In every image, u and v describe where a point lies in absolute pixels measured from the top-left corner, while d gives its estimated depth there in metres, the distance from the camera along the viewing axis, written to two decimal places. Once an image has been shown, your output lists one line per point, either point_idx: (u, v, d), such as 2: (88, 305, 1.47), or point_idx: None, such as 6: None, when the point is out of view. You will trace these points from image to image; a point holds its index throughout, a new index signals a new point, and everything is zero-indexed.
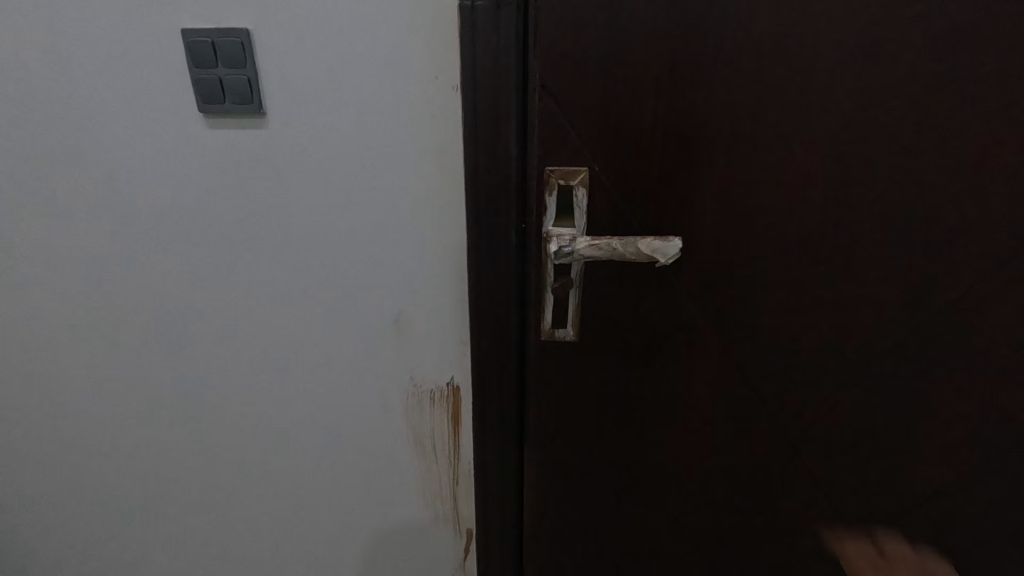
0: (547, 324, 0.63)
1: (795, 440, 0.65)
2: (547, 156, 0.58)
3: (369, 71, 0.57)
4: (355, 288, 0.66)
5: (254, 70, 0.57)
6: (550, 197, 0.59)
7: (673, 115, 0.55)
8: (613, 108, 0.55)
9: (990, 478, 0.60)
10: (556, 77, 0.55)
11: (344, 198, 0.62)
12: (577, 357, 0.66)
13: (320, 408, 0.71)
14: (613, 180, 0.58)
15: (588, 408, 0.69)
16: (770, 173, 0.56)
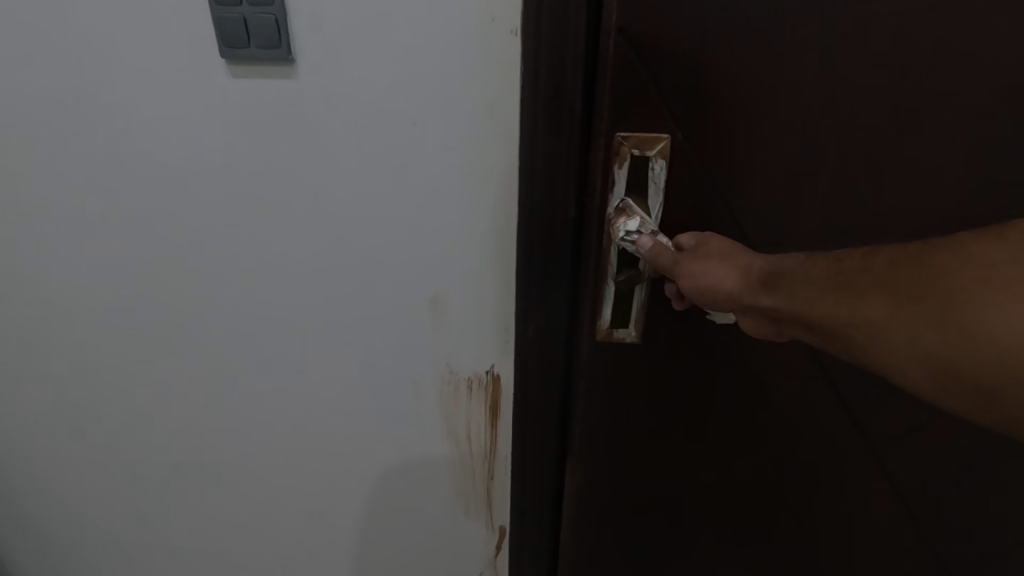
0: (606, 324, 0.57)
1: (871, 437, 0.62)
2: (619, 118, 0.50)
3: (414, 13, 0.48)
4: (393, 265, 0.60)
5: (282, 8, 0.49)
6: (620, 168, 0.52)
7: (771, 70, 0.48)
8: (702, 61, 0.48)
9: None
10: (639, 18, 0.46)
11: (382, 165, 0.55)
12: (637, 357, 0.60)
13: (354, 386, 0.68)
14: (694, 148, 0.51)
15: (644, 412, 0.63)
16: (877, 137, 0.49)
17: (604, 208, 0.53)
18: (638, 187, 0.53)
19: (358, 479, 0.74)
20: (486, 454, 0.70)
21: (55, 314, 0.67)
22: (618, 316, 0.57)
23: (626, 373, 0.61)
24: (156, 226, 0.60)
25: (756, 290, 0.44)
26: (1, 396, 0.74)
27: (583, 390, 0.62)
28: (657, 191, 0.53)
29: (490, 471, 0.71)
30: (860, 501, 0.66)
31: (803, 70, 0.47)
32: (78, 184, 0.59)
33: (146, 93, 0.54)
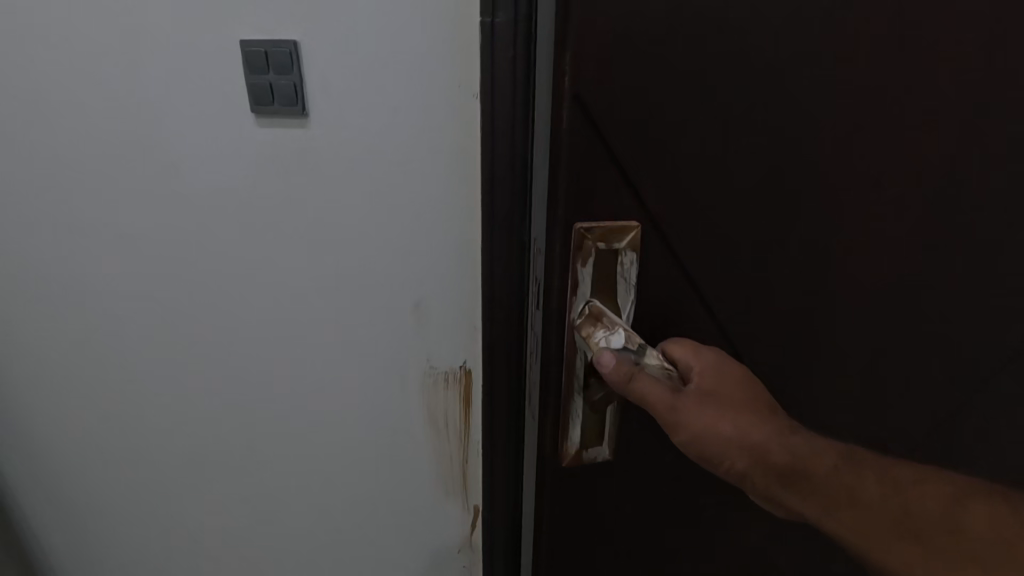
0: (573, 448, 0.59)
1: None
2: (578, 205, 0.47)
3: (399, 81, 0.63)
4: (383, 275, 0.73)
5: (300, 76, 0.64)
6: (584, 266, 0.50)
7: (725, 137, 0.47)
8: (660, 136, 0.45)
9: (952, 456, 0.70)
10: (595, 89, 0.43)
11: (374, 195, 0.69)
12: (605, 466, 0.61)
13: (351, 377, 0.81)
14: (655, 221, 0.49)
15: (611, 515, 0.65)
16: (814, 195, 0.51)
17: (568, 310, 0.53)
18: (607, 284, 0.52)
19: (353, 461, 0.86)
20: (461, 441, 0.82)
21: (116, 305, 0.84)
22: (589, 431, 0.58)
23: (596, 480, 0.62)
24: (202, 237, 0.77)
25: (762, 475, 0.50)
26: (68, 375, 0.91)
27: (553, 504, 0.62)
28: (628, 284, 0.52)
29: (465, 455, 0.82)
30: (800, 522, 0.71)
31: (755, 145, 0.48)
32: (147, 202, 0.76)
33: (203, 135, 0.71)
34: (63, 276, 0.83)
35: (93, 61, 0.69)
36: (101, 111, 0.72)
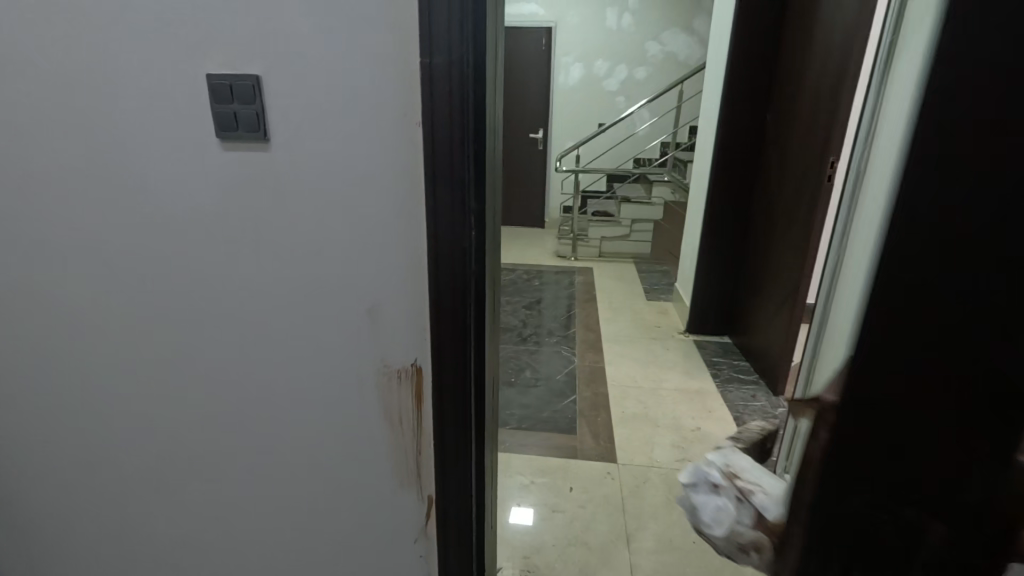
0: None
1: None
2: None
3: (349, 110, 0.72)
4: (339, 281, 0.81)
5: (261, 105, 0.73)
6: None
7: None
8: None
9: None
10: None
11: (329, 210, 0.77)
12: None
13: (310, 377, 0.87)
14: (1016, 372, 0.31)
15: None
16: None
17: None
18: None
19: (314, 458, 0.92)
20: (415, 434, 0.89)
21: (79, 318, 0.89)
22: None
23: None
24: (169, 251, 0.83)
25: None
26: (29, 386, 0.95)
27: None
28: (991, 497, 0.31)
29: (419, 447, 0.89)
30: None
31: None
32: (117, 221, 0.83)
33: (171, 159, 0.78)
34: (29, 289, 0.89)
35: (70, 94, 0.77)
36: (75, 138, 0.79)
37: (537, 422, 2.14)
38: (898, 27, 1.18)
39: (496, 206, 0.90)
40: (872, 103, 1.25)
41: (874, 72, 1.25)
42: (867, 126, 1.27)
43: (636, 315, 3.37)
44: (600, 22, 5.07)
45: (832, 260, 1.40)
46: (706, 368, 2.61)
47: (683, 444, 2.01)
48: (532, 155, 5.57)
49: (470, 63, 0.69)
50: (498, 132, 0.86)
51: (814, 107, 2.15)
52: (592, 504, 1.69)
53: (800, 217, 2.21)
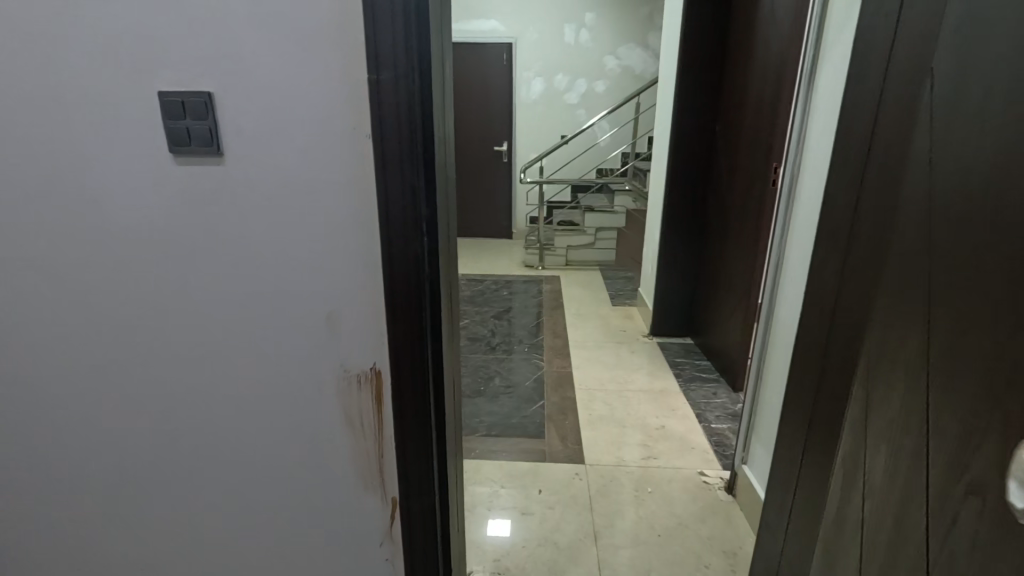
0: None
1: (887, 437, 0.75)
2: None
3: (304, 125, 0.75)
4: (296, 290, 0.83)
5: (214, 120, 0.75)
6: None
7: None
8: None
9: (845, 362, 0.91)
10: None
11: (285, 220, 0.79)
12: None
13: (270, 386, 0.88)
14: None
15: None
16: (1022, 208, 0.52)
17: None
18: None
19: (275, 467, 0.93)
20: (377, 436, 0.91)
21: (29, 335, 0.88)
22: None
23: None
24: (123, 265, 0.84)
25: None
26: None
27: None
28: None
29: (381, 450, 0.91)
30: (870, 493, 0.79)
31: None
32: (68, 237, 0.83)
33: (123, 175, 0.79)
34: None
35: (16, 111, 0.78)
36: (21, 154, 0.80)
37: (506, 428, 2.16)
38: (819, 43, 1.29)
39: (450, 213, 0.95)
40: (801, 111, 1.35)
41: (802, 83, 1.35)
42: (798, 132, 1.37)
43: (602, 320, 3.44)
44: (559, 37, 5.22)
45: (772, 259, 1.49)
46: (670, 369, 2.69)
47: (647, 442, 2.07)
48: (497, 167, 5.65)
49: (417, 79, 0.73)
50: (448, 142, 0.91)
51: (757, 116, 2.28)
52: (560, 505, 1.73)
53: (750, 220, 2.33)
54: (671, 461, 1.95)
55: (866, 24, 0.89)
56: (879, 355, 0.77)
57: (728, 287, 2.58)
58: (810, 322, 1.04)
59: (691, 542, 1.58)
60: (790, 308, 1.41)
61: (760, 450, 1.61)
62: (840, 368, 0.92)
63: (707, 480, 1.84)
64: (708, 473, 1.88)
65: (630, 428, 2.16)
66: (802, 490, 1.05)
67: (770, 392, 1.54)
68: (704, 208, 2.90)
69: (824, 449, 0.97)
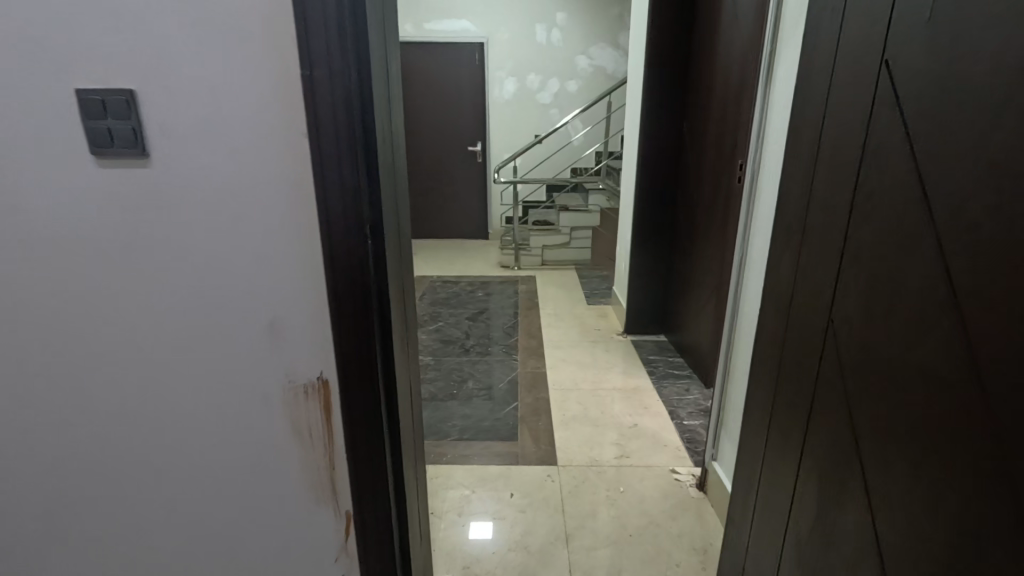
0: None
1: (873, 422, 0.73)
2: None
3: (235, 125, 0.71)
4: (235, 297, 0.79)
5: (138, 120, 0.71)
6: None
7: None
8: None
9: (803, 354, 0.91)
10: None
11: (219, 225, 0.75)
12: None
13: (212, 397, 0.84)
14: None
15: None
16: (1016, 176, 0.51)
17: None
18: None
19: (221, 482, 0.89)
20: (327, 448, 0.87)
21: None
22: None
23: None
24: (45, 275, 0.78)
25: None
26: None
27: None
28: None
29: (331, 463, 0.88)
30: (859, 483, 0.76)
31: None
32: None
33: (42, 179, 0.74)
34: None
35: None
36: None
37: (478, 432, 2.13)
38: (775, 42, 1.30)
39: (400, 210, 0.92)
40: (760, 109, 1.35)
41: (760, 80, 1.35)
42: (758, 130, 1.37)
43: (577, 320, 3.44)
44: (531, 37, 5.21)
45: (735, 255, 1.49)
46: (643, 367, 2.70)
47: (620, 441, 2.07)
48: (471, 167, 5.63)
49: (354, 74, 0.70)
50: (396, 139, 0.88)
51: (722, 115, 2.30)
52: (532, 508, 1.70)
53: (717, 214, 2.35)
54: (644, 460, 1.95)
55: (813, 21, 0.89)
56: (860, 348, 0.75)
57: (698, 284, 2.59)
58: (769, 316, 1.04)
59: (663, 540, 1.57)
60: (753, 304, 1.41)
61: (728, 446, 1.61)
62: (799, 358, 0.92)
63: (679, 478, 1.84)
64: (680, 470, 1.88)
65: (603, 428, 2.15)
66: (765, 485, 1.04)
67: (737, 389, 1.54)
68: (674, 206, 2.91)
69: (785, 444, 0.97)
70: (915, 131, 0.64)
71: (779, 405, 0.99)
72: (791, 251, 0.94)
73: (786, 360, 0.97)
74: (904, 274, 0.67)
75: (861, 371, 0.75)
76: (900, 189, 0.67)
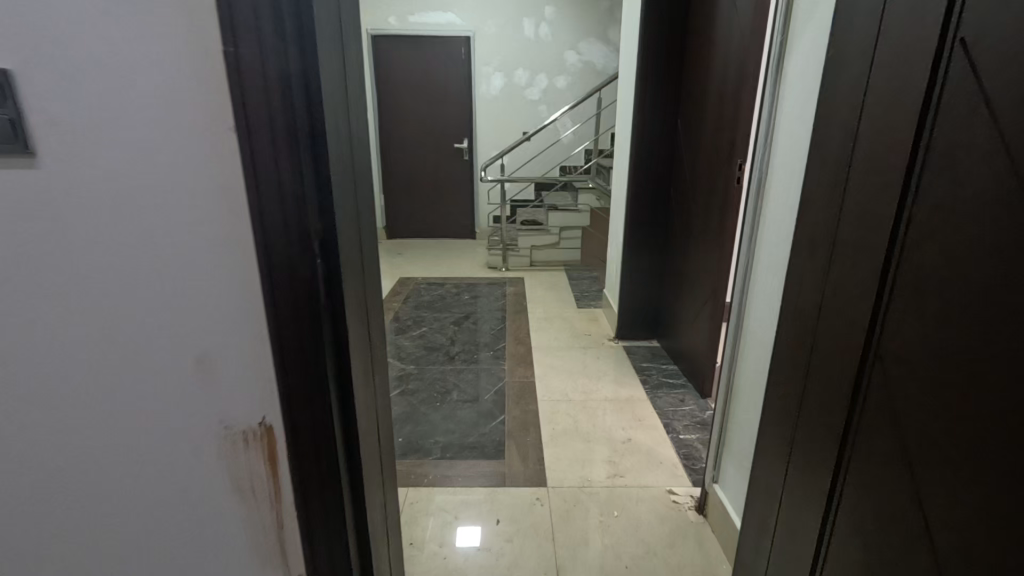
0: None
1: (937, 473, 0.60)
2: None
3: (143, 117, 0.56)
4: (151, 330, 0.64)
5: (17, 109, 0.56)
6: None
7: None
8: None
9: (835, 381, 0.78)
10: None
11: (127, 241, 0.60)
12: None
13: (128, 452, 0.68)
14: None
15: None
16: None
17: None
18: None
19: (145, 547, 0.73)
20: (274, 503, 0.73)
21: None
22: None
23: None
24: None
25: None
26: None
27: None
28: None
29: (280, 522, 0.74)
30: (916, 541, 0.64)
31: None
32: None
33: None
34: None
35: None
36: None
37: (462, 449, 2.00)
38: (785, 35, 1.18)
39: (363, 221, 0.78)
40: (769, 108, 1.24)
41: (768, 76, 1.23)
42: (765, 130, 1.25)
43: (567, 324, 3.31)
44: (518, 31, 5.07)
45: (740, 265, 1.37)
46: (636, 375, 2.58)
47: (614, 458, 1.94)
48: (458, 165, 5.47)
49: (294, 53, 0.56)
50: (357, 137, 0.74)
51: (719, 113, 2.18)
52: (520, 538, 1.57)
53: (714, 216, 2.24)
54: (639, 479, 1.83)
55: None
56: (919, 383, 0.62)
57: (693, 290, 2.48)
58: (791, 339, 0.91)
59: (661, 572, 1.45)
60: (762, 319, 1.30)
61: (732, 469, 1.50)
62: (830, 389, 0.79)
63: (677, 500, 1.73)
64: (677, 491, 1.77)
65: (596, 443, 2.02)
66: (786, 530, 0.92)
67: (743, 409, 1.42)
68: (667, 208, 2.80)
69: (812, 487, 0.84)
70: (1007, 125, 0.51)
71: (804, 437, 0.87)
72: (820, 264, 0.82)
73: (813, 387, 0.84)
74: (984, 303, 0.54)
75: (921, 413, 0.62)
76: (981, 195, 0.54)
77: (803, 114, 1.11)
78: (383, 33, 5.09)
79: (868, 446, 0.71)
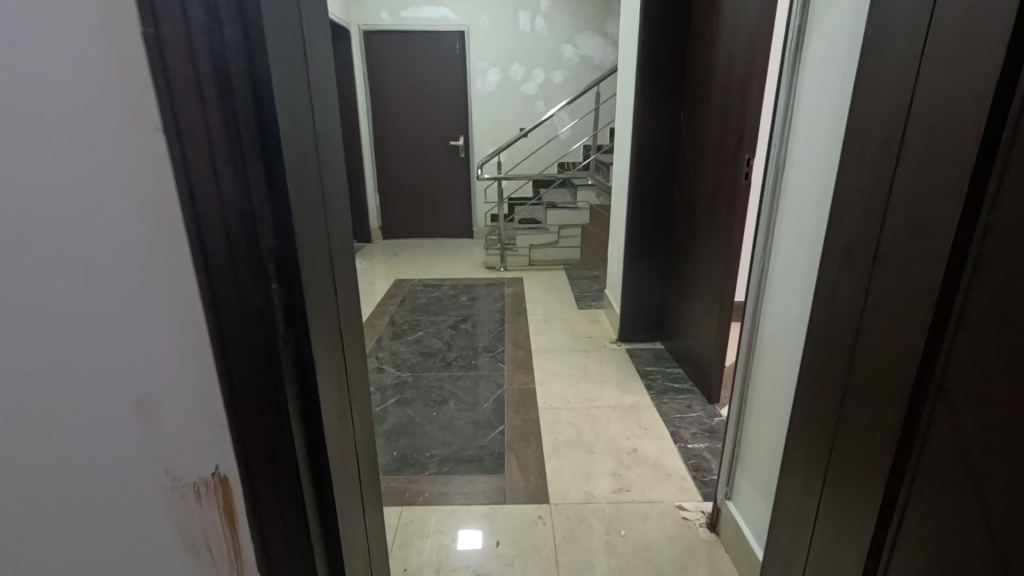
0: None
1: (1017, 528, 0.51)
2: None
3: (45, 114, 0.45)
4: (71, 369, 0.53)
5: None
6: None
7: None
8: None
9: (888, 407, 0.68)
10: None
11: (37, 268, 0.49)
12: None
13: (58, 510, 0.58)
14: None
15: None
16: None
17: None
18: None
19: None
20: (233, 562, 0.63)
21: None
22: None
23: None
24: None
25: None
26: None
27: None
28: None
29: None
30: None
31: None
32: None
33: None
34: None
35: None
36: None
37: (460, 463, 1.90)
38: (805, 11, 1.07)
39: (336, 230, 0.69)
40: (787, 101, 1.14)
41: (785, 67, 1.13)
42: (782, 125, 1.16)
43: (567, 326, 3.21)
44: (513, 25, 4.95)
45: (754, 270, 1.28)
46: (640, 380, 2.48)
47: (620, 470, 1.85)
48: (454, 162, 5.37)
49: (235, 37, 0.45)
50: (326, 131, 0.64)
51: (725, 105, 2.07)
52: (520, 561, 1.48)
53: (720, 213, 2.13)
54: (646, 493, 1.74)
55: None
56: (995, 419, 0.53)
57: (698, 291, 2.39)
58: (834, 355, 0.82)
59: None
60: (780, 329, 1.20)
61: (746, 484, 1.40)
62: (882, 416, 0.70)
63: (687, 516, 1.63)
64: (687, 506, 1.67)
65: (599, 455, 1.93)
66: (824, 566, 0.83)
67: (759, 421, 1.32)
68: (670, 206, 2.71)
69: (858, 524, 0.75)
70: None
71: (848, 466, 0.77)
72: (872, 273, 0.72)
73: (862, 411, 0.74)
74: None
75: (998, 455, 0.53)
76: None
77: (827, 107, 1.01)
78: (375, 29, 4.97)
79: (930, 487, 0.62)
